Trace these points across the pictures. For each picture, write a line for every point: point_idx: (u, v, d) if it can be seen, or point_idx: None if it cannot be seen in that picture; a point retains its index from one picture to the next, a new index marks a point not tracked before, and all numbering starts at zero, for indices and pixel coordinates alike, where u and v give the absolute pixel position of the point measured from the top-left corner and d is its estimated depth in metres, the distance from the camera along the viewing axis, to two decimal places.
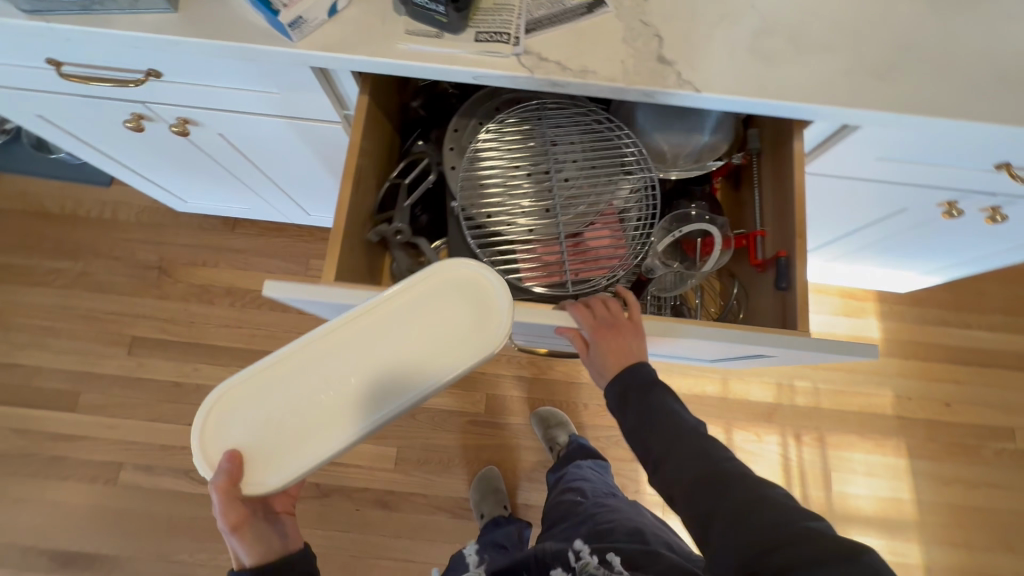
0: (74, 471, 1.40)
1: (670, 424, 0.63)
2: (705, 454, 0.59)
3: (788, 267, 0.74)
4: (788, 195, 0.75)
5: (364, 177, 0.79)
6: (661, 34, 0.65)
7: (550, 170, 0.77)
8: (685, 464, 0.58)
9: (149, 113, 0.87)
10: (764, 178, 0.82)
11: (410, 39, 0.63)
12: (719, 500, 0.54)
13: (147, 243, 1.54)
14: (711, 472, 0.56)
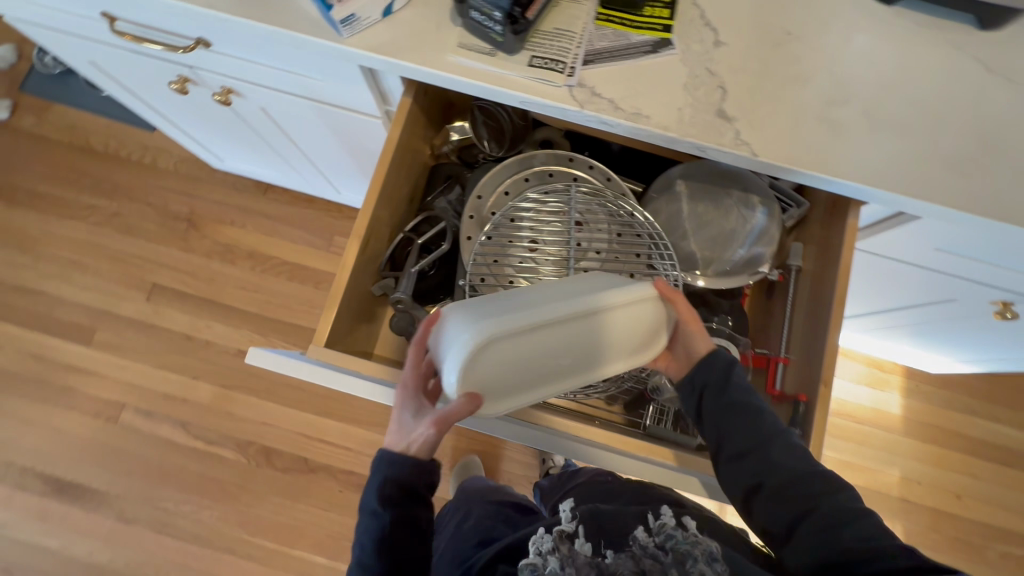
0: (79, 404, 1.44)
1: (763, 416, 0.62)
2: (797, 452, 0.60)
3: (805, 411, 0.67)
4: (821, 331, 0.69)
5: (377, 234, 0.76)
6: (725, 86, 0.60)
7: (570, 259, 0.71)
8: (781, 457, 0.59)
9: (195, 78, 0.86)
10: (800, 304, 0.75)
11: (462, 53, 0.60)
12: (815, 500, 0.55)
13: (181, 194, 1.57)
14: (807, 471, 0.58)
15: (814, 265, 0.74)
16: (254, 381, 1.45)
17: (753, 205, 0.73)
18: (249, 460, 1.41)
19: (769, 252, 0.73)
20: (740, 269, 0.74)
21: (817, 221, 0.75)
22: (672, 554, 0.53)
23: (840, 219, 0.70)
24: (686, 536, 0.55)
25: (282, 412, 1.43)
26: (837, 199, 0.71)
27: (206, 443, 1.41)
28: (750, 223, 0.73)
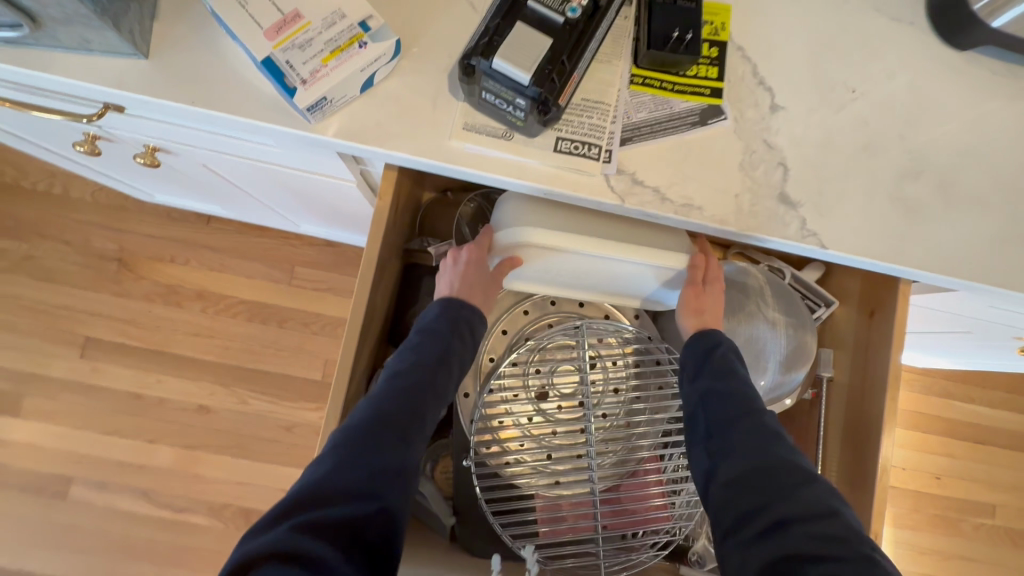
0: (15, 482, 1.26)
1: (739, 395, 0.54)
2: (772, 437, 0.51)
3: None
4: (867, 466, 0.63)
5: (362, 368, 0.66)
6: (787, 162, 0.51)
7: (585, 403, 0.62)
8: (749, 437, 0.51)
9: (103, 135, 0.68)
10: (833, 421, 0.68)
11: (468, 137, 0.47)
12: (775, 495, 0.46)
13: (106, 229, 1.34)
14: (785, 460, 0.48)
15: (849, 377, 0.67)
16: (221, 438, 1.30)
17: (778, 322, 0.64)
18: (228, 524, 1.28)
19: (804, 371, 0.66)
20: (775, 393, 0.65)
21: (849, 324, 0.69)
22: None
23: (881, 336, 0.63)
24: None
25: (257, 468, 1.30)
26: (877, 308, 0.64)
27: (175, 511, 1.28)
28: (781, 341, 0.64)
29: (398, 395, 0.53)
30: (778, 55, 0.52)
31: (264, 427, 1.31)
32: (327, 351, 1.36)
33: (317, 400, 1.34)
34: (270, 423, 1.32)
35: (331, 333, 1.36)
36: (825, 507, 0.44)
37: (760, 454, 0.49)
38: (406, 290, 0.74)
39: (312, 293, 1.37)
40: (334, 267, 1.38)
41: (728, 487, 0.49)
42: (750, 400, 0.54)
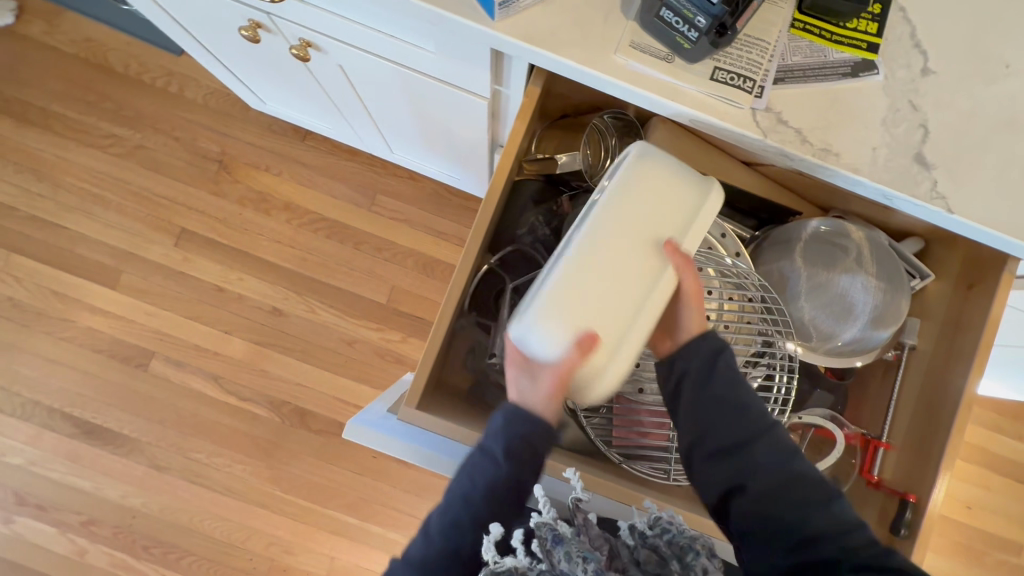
0: (105, 348, 1.39)
1: (749, 410, 0.56)
2: (781, 452, 0.55)
3: (912, 515, 0.63)
4: (938, 426, 0.66)
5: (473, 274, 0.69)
6: (928, 126, 0.52)
7: None
8: (766, 457, 0.55)
9: (268, 24, 0.75)
10: (908, 386, 0.71)
11: (633, 55, 0.51)
12: (799, 509, 0.53)
13: (212, 131, 1.44)
14: (795, 472, 0.55)
15: (932, 347, 0.71)
16: (288, 341, 1.40)
17: (874, 277, 0.69)
18: (284, 419, 1.38)
19: (888, 331, 0.70)
20: (855, 346, 0.70)
21: (940, 298, 0.72)
22: (673, 548, 0.53)
23: (978, 308, 0.66)
24: (680, 527, 0.54)
25: (317, 374, 1.39)
26: (976, 281, 0.67)
27: (239, 399, 1.38)
28: (871, 295, 0.69)
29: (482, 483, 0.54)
30: (940, 22, 0.54)
31: (328, 337, 1.40)
32: (395, 278, 1.43)
33: (380, 321, 1.42)
34: (334, 335, 1.41)
35: (401, 261, 1.43)
36: (836, 507, 0.53)
37: (776, 471, 0.55)
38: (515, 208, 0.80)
39: (390, 221, 1.44)
40: (413, 200, 1.44)
41: (750, 509, 0.54)
42: (757, 414, 0.57)
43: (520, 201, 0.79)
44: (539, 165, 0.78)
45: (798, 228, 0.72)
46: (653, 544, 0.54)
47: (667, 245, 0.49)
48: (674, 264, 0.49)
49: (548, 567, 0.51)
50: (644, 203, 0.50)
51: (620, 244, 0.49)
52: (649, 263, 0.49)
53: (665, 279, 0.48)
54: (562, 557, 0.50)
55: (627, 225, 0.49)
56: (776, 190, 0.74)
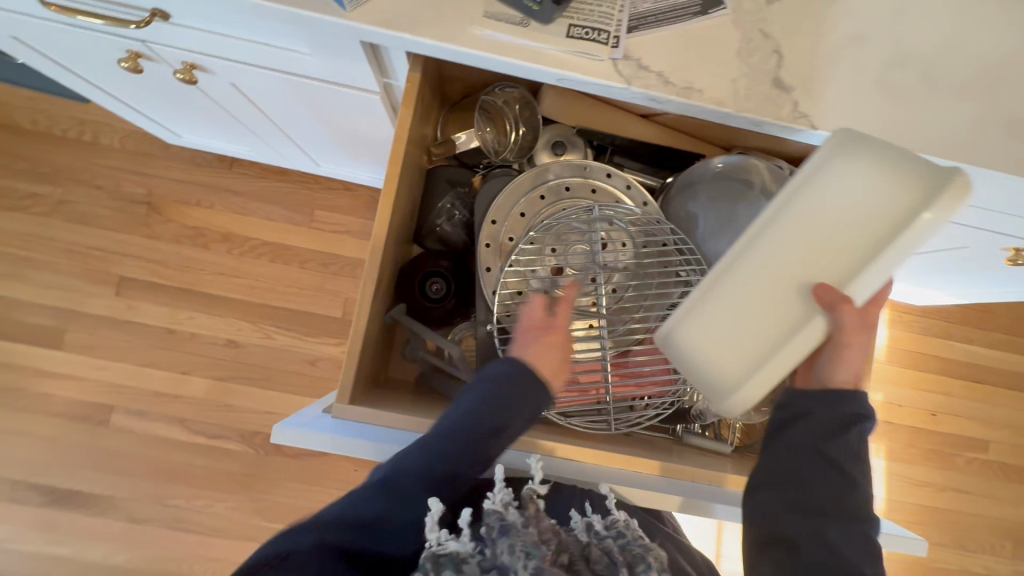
0: (61, 410, 1.35)
1: (852, 491, 0.55)
2: (858, 546, 0.54)
3: None
4: None
5: (388, 268, 0.71)
6: (781, 51, 0.55)
7: (596, 280, 0.69)
8: (839, 541, 0.54)
9: (149, 53, 0.74)
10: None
11: (489, 25, 0.52)
12: None
13: (134, 173, 1.41)
14: (856, 566, 0.53)
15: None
16: (249, 370, 1.38)
17: None
18: (258, 449, 1.37)
19: None
20: None
21: None
22: (625, 552, 0.48)
23: None
24: (635, 535, 0.51)
25: (284, 399, 1.38)
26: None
27: (208, 438, 1.37)
28: None
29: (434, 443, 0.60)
30: None
31: (289, 361, 1.39)
32: (347, 290, 1.42)
33: (338, 335, 1.41)
34: (295, 356, 1.40)
35: (350, 273, 1.43)
36: None
37: (838, 556, 0.53)
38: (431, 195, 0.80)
39: (332, 235, 1.43)
40: (352, 210, 1.44)
41: (790, 558, 0.55)
42: (854, 498, 0.55)
43: (435, 188, 0.80)
44: (444, 149, 0.79)
45: (702, 168, 0.75)
46: (607, 546, 0.49)
47: (820, 285, 0.48)
48: (824, 308, 0.48)
49: (491, 558, 0.46)
50: (819, 222, 0.49)
51: (783, 267, 0.50)
52: (806, 300, 0.50)
53: (814, 324, 0.48)
54: (504, 549, 0.46)
55: (801, 243, 0.50)
56: (672, 136, 0.75)
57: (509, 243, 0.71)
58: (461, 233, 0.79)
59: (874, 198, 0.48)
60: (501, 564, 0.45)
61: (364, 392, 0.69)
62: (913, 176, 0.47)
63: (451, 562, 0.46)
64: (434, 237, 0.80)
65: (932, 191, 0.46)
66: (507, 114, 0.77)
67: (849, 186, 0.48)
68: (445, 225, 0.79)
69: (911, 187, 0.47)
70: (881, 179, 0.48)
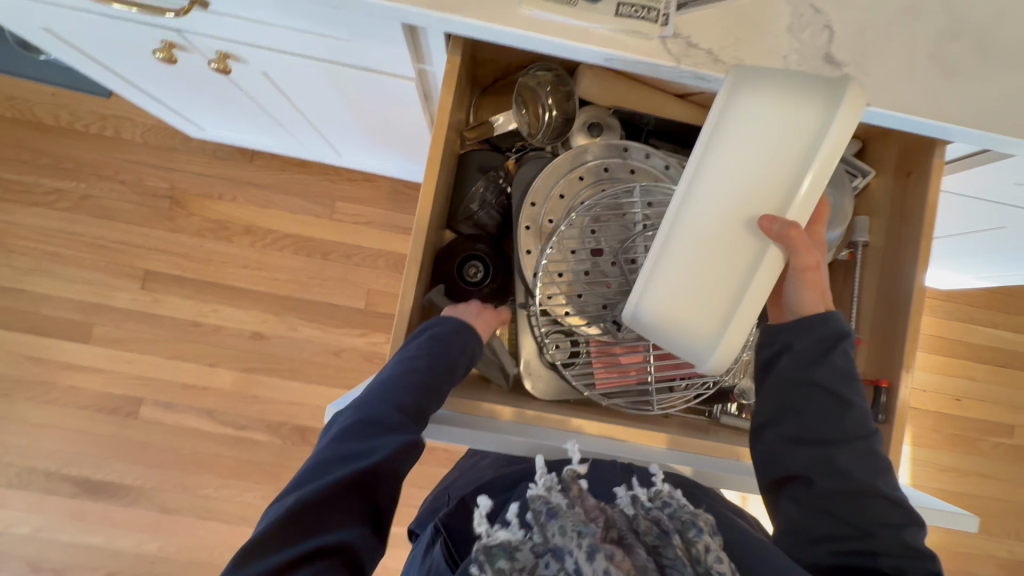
0: (91, 403, 1.37)
1: (849, 413, 0.55)
2: (868, 462, 0.55)
3: (887, 398, 0.68)
4: (898, 317, 0.69)
5: (426, 252, 0.71)
6: (832, 26, 0.54)
7: (637, 261, 0.69)
8: (852, 468, 0.54)
9: (183, 43, 0.74)
10: (867, 282, 0.74)
11: (538, 5, 0.51)
12: (856, 515, 0.54)
13: (156, 167, 1.41)
14: (875, 491, 0.54)
15: (884, 240, 0.73)
16: (274, 362, 1.39)
17: None
18: (285, 440, 1.39)
19: (840, 230, 0.72)
20: None
21: (884, 192, 0.73)
22: (674, 520, 0.46)
23: (919, 194, 0.68)
24: (681, 503, 0.48)
25: (309, 389, 1.39)
26: (914, 169, 0.68)
27: (236, 429, 1.38)
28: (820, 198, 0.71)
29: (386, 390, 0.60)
30: None
31: (313, 352, 1.40)
32: (369, 281, 1.43)
33: (362, 326, 1.42)
34: (319, 347, 1.40)
35: (372, 264, 1.43)
36: (893, 529, 0.53)
37: (852, 482, 0.54)
38: (465, 179, 0.80)
39: (353, 226, 1.43)
40: (373, 201, 1.44)
41: (808, 498, 0.56)
42: (853, 423, 0.55)
43: (468, 173, 0.80)
44: (478, 132, 0.79)
45: None
46: (655, 516, 0.47)
47: (763, 219, 0.50)
48: (775, 240, 0.50)
49: (542, 542, 0.44)
50: (740, 161, 0.51)
51: (724, 215, 0.52)
52: (756, 235, 0.52)
53: (768, 257, 0.51)
54: (556, 531, 0.43)
55: (730, 182, 0.52)
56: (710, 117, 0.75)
57: (549, 226, 0.71)
58: (495, 219, 0.80)
59: (778, 121, 0.49)
60: (555, 548, 0.42)
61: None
62: (808, 100, 0.48)
63: (503, 550, 0.43)
64: (469, 223, 0.80)
65: (830, 105, 0.48)
66: (542, 96, 0.77)
67: (757, 120, 0.50)
68: (479, 211, 0.79)
69: (813, 105, 0.48)
70: (783, 106, 0.49)
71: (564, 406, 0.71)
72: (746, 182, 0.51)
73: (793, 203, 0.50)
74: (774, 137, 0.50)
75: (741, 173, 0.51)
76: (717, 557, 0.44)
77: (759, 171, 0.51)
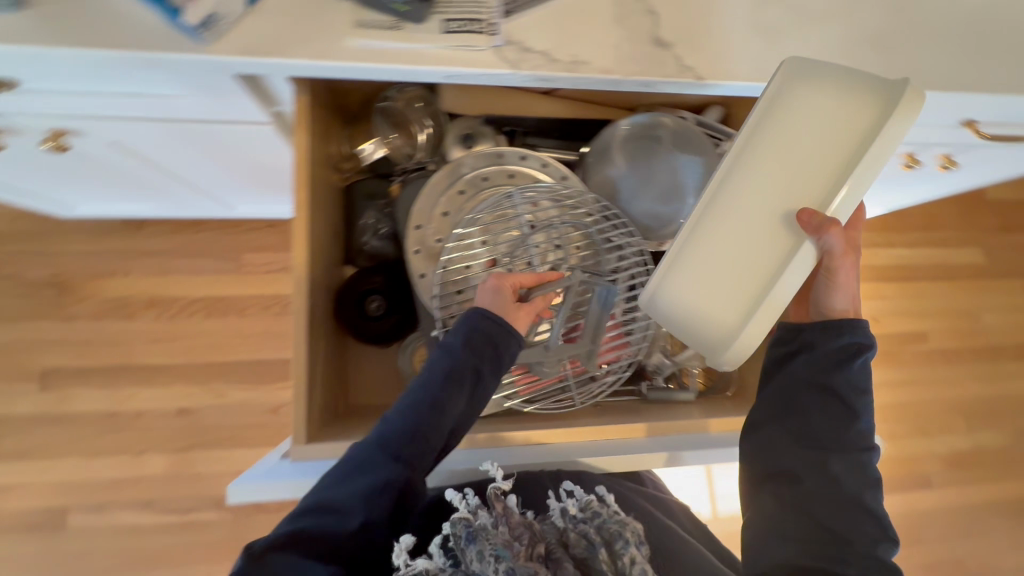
0: (10, 526, 1.25)
1: (853, 423, 0.57)
2: (859, 476, 0.56)
3: None
4: None
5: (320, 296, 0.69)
6: (655, 10, 0.56)
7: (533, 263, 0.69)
8: (840, 474, 0.56)
9: (6, 127, 0.68)
10: None
11: (362, 35, 0.50)
12: (833, 520, 0.55)
13: (32, 257, 1.30)
14: (857, 500, 0.55)
15: None
16: (209, 434, 1.31)
17: (687, 152, 0.74)
18: (239, 512, 1.31)
19: None
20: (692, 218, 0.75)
21: None
22: (601, 533, 0.47)
23: None
24: (612, 511, 0.49)
25: (253, 454, 1.32)
26: None
27: (182, 513, 1.29)
28: (690, 168, 0.74)
29: (423, 407, 0.58)
30: None
31: (250, 414, 1.33)
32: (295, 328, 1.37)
33: None
34: (255, 408, 1.34)
35: None
36: (865, 543, 0.54)
37: (838, 489, 0.56)
38: (352, 212, 0.78)
39: (266, 276, 1.37)
40: (281, 246, 1.38)
41: (792, 494, 0.57)
42: (853, 433, 0.57)
43: (354, 205, 0.78)
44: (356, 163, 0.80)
45: (611, 133, 0.75)
46: (584, 530, 0.48)
47: (801, 211, 0.49)
48: (811, 235, 0.48)
49: (462, 563, 0.47)
50: (783, 151, 0.51)
51: (765, 207, 0.51)
52: (793, 231, 0.50)
53: (804, 249, 0.49)
54: (474, 557, 0.45)
55: (767, 173, 0.52)
56: (576, 107, 0.78)
57: (439, 245, 0.70)
58: (391, 247, 0.78)
59: (827, 121, 0.50)
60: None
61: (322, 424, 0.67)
62: (867, 100, 0.49)
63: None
64: (363, 255, 0.77)
65: (885, 110, 0.48)
66: (410, 115, 0.76)
67: (807, 112, 0.51)
68: (372, 241, 0.78)
69: (867, 111, 0.49)
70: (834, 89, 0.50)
71: (492, 420, 0.71)
72: (788, 175, 0.51)
73: (834, 203, 0.49)
74: (817, 134, 0.50)
75: (781, 166, 0.51)
76: (641, 568, 0.46)
77: (799, 167, 0.51)
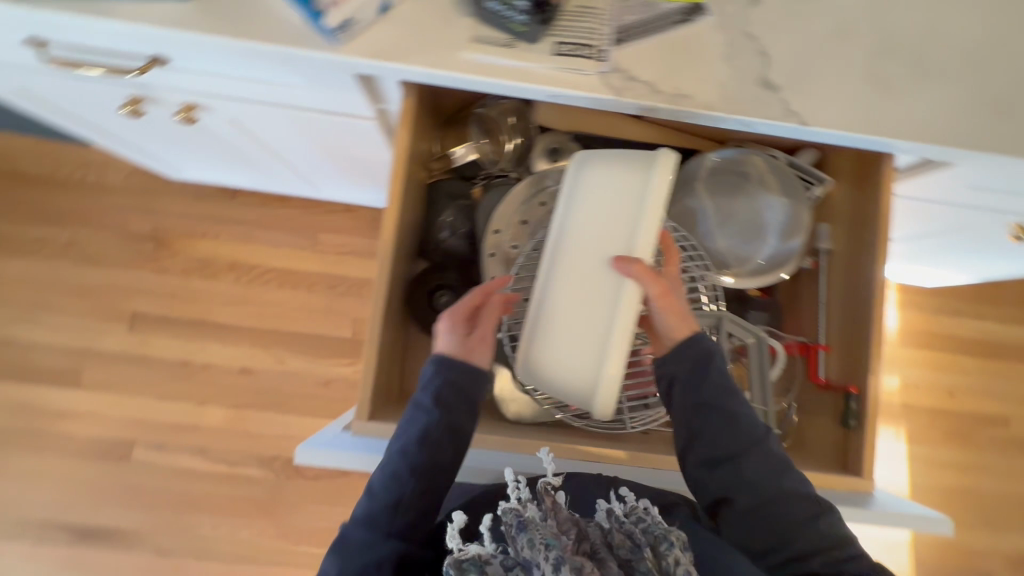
0: (83, 449, 1.37)
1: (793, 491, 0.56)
2: (824, 538, 0.55)
3: (857, 404, 0.68)
4: (863, 322, 0.69)
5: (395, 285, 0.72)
6: (766, 52, 0.56)
7: None
8: (809, 551, 0.54)
9: (149, 97, 0.76)
10: (832, 287, 0.75)
11: (477, 48, 0.53)
12: None
13: (139, 211, 1.43)
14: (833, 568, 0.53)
15: (846, 247, 0.73)
16: (263, 396, 1.40)
17: (776, 192, 0.72)
18: (279, 475, 1.38)
19: (800, 239, 0.73)
20: (771, 260, 0.73)
21: (842, 199, 0.74)
22: (647, 537, 0.47)
23: (872, 201, 0.69)
24: (656, 517, 0.49)
25: (299, 422, 1.39)
26: (868, 177, 0.70)
27: (229, 465, 1.38)
28: (775, 210, 0.73)
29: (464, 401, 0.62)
30: None
31: (304, 384, 1.41)
32: (356, 310, 1.44)
33: (350, 355, 1.42)
34: (309, 379, 1.41)
35: (357, 293, 1.44)
36: None
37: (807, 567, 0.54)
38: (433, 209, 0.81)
39: (337, 256, 1.45)
40: (355, 231, 1.45)
41: None
42: (801, 499, 0.56)
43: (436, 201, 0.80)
44: (443, 162, 0.82)
45: (697, 164, 0.74)
46: (628, 530, 0.48)
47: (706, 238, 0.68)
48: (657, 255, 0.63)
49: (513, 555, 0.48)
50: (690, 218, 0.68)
51: None
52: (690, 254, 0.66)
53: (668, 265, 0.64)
54: (525, 545, 0.46)
55: None
56: (668, 134, 0.76)
57: (513, 251, 0.73)
58: (465, 246, 0.80)
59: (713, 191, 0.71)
60: (525, 562, 0.46)
61: (381, 405, 0.70)
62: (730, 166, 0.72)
63: (474, 565, 0.47)
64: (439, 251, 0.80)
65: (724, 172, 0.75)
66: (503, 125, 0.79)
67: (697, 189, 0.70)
68: (450, 238, 0.79)
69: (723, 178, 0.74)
70: (615, 206, 0.57)
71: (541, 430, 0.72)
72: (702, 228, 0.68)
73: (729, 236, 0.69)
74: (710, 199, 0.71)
75: None
76: (686, 569, 0.46)
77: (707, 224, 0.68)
